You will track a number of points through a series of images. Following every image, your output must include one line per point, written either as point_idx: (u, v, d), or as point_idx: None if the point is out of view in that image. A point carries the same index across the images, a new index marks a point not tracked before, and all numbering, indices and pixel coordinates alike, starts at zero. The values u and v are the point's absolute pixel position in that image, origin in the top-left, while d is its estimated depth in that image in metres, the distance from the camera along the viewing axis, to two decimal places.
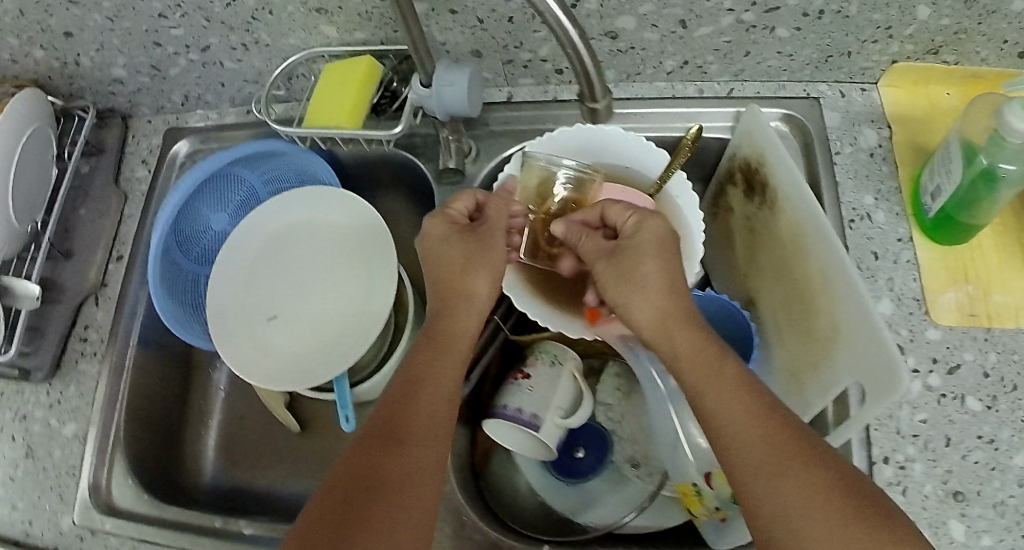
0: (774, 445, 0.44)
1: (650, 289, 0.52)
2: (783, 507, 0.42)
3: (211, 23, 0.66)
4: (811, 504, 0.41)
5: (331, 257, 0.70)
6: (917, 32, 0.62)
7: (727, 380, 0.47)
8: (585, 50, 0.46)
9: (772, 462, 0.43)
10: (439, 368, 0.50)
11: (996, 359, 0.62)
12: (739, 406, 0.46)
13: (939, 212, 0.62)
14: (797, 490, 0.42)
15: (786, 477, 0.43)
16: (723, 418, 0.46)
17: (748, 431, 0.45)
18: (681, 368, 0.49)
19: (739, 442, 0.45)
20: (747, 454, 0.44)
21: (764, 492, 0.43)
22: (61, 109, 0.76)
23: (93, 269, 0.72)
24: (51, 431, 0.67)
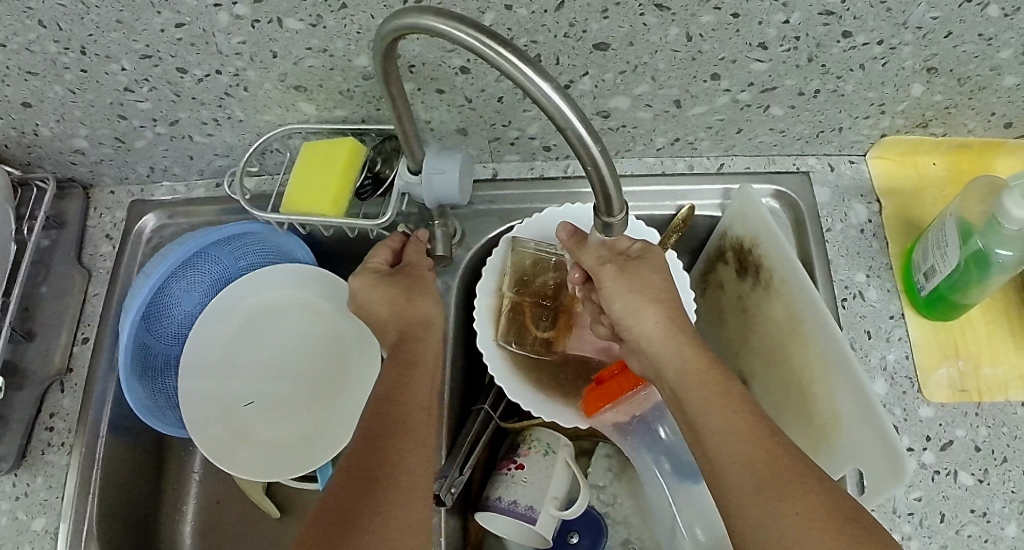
0: (771, 463, 0.43)
1: (648, 307, 0.52)
2: (755, 508, 0.42)
3: (181, 98, 0.62)
4: (808, 523, 0.41)
5: (308, 337, 0.69)
6: (909, 107, 0.62)
7: (718, 396, 0.47)
8: (609, 173, 0.42)
9: (768, 477, 0.43)
10: (414, 382, 0.51)
11: (987, 434, 0.61)
12: (723, 419, 0.46)
13: (933, 291, 0.62)
14: (794, 509, 0.41)
15: (783, 496, 0.42)
16: (722, 435, 0.46)
17: (741, 446, 0.45)
18: (684, 387, 0.49)
19: (732, 458, 0.45)
20: (743, 471, 0.44)
21: (759, 507, 0.42)
22: (18, 179, 0.71)
23: (59, 353, 0.69)
24: (18, 526, 0.62)
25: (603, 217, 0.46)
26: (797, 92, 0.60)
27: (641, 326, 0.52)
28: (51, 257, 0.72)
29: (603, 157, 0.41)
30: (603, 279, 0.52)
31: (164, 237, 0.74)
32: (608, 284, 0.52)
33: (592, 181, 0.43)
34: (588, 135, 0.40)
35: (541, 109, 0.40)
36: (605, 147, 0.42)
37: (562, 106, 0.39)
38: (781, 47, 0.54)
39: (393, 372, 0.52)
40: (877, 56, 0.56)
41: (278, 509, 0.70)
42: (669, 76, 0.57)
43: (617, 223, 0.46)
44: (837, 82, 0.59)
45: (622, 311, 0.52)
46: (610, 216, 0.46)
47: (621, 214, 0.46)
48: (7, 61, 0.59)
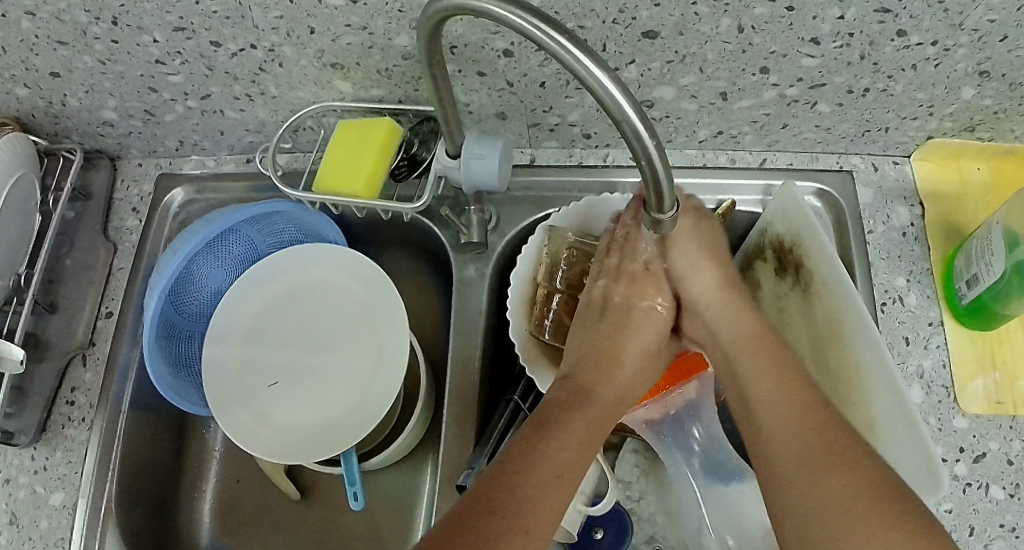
0: (815, 430, 0.43)
1: (707, 272, 0.53)
2: (801, 471, 0.42)
3: (213, 72, 0.61)
4: (849, 499, 0.40)
5: (334, 320, 0.67)
6: (958, 110, 0.60)
7: (768, 365, 0.48)
8: (665, 168, 0.39)
9: (818, 449, 0.42)
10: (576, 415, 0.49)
11: (1021, 447, 0.60)
12: (772, 386, 0.47)
13: (975, 300, 0.60)
14: (837, 475, 0.41)
15: (830, 471, 0.41)
16: (776, 405, 0.46)
17: (788, 413, 0.45)
18: (735, 352, 0.50)
19: (781, 422, 0.45)
20: (790, 437, 0.44)
21: (804, 473, 0.42)
22: (44, 149, 0.71)
23: (81, 327, 0.68)
24: (37, 499, 0.63)
25: (654, 213, 0.43)
26: (846, 90, 0.58)
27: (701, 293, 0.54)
28: (76, 229, 0.72)
29: (659, 155, 0.38)
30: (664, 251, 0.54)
31: (192, 213, 0.73)
32: (682, 237, 0.53)
33: (645, 176, 0.40)
34: (644, 129, 0.37)
35: (592, 95, 0.37)
36: (662, 144, 0.39)
37: (616, 97, 0.37)
38: (833, 43, 0.53)
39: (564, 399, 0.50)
40: (930, 57, 0.54)
41: (298, 492, 0.69)
42: (717, 68, 0.56)
43: (668, 221, 0.43)
44: (887, 82, 0.57)
45: (684, 267, 0.54)
46: (661, 212, 0.43)
47: (672, 212, 0.43)
48: (38, 30, 0.58)
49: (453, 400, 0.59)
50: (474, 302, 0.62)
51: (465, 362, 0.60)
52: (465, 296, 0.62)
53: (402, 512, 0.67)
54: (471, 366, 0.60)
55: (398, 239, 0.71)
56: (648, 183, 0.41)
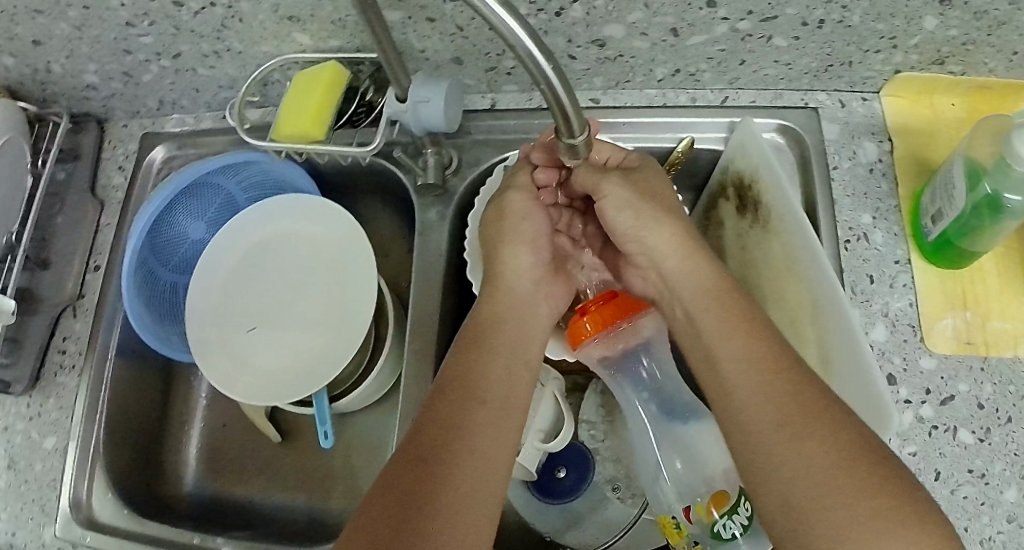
0: (791, 395, 0.41)
1: (659, 218, 0.52)
2: (776, 444, 0.40)
3: (180, 32, 0.63)
4: (832, 465, 0.38)
5: (309, 270, 0.69)
6: (923, 42, 0.59)
7: (734, 320, 0.46)
8: (568, 97, 0.40)
9: (787, 417, 0.41)
10: (463, 413, 0.46)
11: (992, 391, 0.59)
12: (737, 350, 0.45)
13: (940, 236, 0.59)
14: (816, 447, 0.39)
15: (806, 432, 0.40)
16: (741, 364, 0.44)
17: (759, 373, 0.43)
18: (699, 304, 0.49)
19: (753, 383, 0.43)
20: (765, 405, 0.42)
21: (781, 446, 0.40)
22: (34, 114, 0.74)
23: (71, 280, 0.72)
24: (32, 444, 0.66)
25: (567, 138, 0.44)
26: (800, 22, 0.57)
27: (657, 244, 0.52)
28: (65, 188, 0.75)
29: (558, 77, 0.38)
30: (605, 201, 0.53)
31: (173, 169, 0.75)
32: (612, 194, 0.53)
33: (547, 99, 0.40)
34: (541, 55, 0.37)
35: (491, 26, 0.36)
36: (561, 65, 0.38)
37: (512, 25, 0.36)
38: None
39: (467, 351, 0.50)
40: None
41: (280, 437, 0.71)
42: (662, 3, 0.55)
43: (579, 144, 0.44)
44: (843, 13, 0.56)
45: (628, 220, 0.53)
46: (572, 137, 0.44)
47: (584, 135, 0.44)
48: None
49: (414, 343, 0.60)
50: (434, 244, 0.63)
51: (425, 306, 0.61)
52: (426, 239, 0.63)
53: (376, 453, 0.69)
54: (431, 308, 0.61)
55: (370, 188, 0.73)
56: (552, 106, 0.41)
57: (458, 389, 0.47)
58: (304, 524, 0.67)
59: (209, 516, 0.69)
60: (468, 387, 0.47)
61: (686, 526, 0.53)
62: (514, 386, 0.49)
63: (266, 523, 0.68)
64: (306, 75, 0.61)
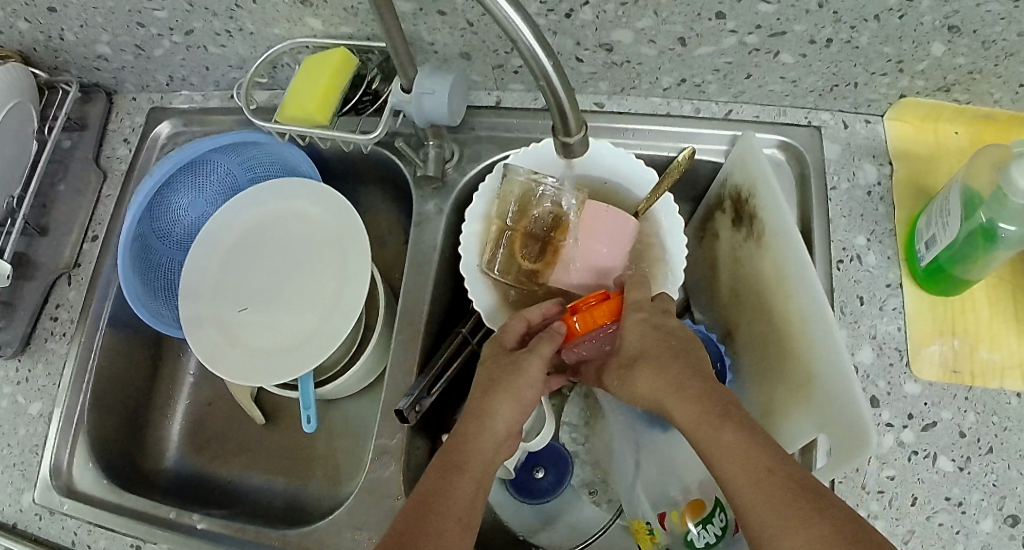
0: (764, 487, 0.40)
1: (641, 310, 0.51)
2: (769, 543, 0.39)
3: (194, 9, 0.63)
4: (828, 549, 0.38)
5: (304, 252, 0.69)
6: (929, 68, 0.59)
7: (697, 403, 0.45)
8: (564, 92, 0.41)
9: (769, 516, 0.40)
10: (451, 487, 0.46)
11: (974, 420, 0.59)
12: (716, 437, 0.43)
13: (933, 262, 0.59)
14: (796, 539, 0.38)
15: (787, 527, 0.39)
16: (716, 462, 0.42)
17: (733, 463, 0.42)
18: (659, 398, 0.47)
19: (733, 475, 0.42)
20: (748, 496, 0.41)
21: (771, 546, 0.39)
22: (45, 81, 0.74)
23: (69, 248, 0.72)
24: (18, 407, 0.67)
25: (562, 137, 0.47)
26: (808, 40, 0.57)
27: (630, 343, 0.50)
28: (70, 156, 0.75)
29: (556, 73, 0.40)
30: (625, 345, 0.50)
31: (178, 144, 0.76)
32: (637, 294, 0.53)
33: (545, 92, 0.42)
34: (541, 50, 0.39)
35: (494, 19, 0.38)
36: (560, 62, 0.41)
37: (514, 19, 0.37)
38: None
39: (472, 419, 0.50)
40: (893, 7, 0.53)
41: (265, 418, 0.72)
42: (672, 12, 0.55)
43: (575, 143, 0.46)
44: (850, 33, 0.56)
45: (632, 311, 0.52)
46: (567, 135, 0.46)
47: (579, 133, 0.46)
48: None
49: (402, 334, 0.61)
50: (430, 235, 0.64)
51: (416, 298, 0.62)
52: (422, 232, 0.63)
53: (359, 441, 0.69)
54: (422, 300, 0.62)
55: (372, 177, 0.73)
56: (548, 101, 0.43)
57: (452, 463, 0.48)
58: (281, 507, 0.67)
59: (189, 492, 0.70)
60: (461, 453, 0.48)
61: (659, 532, 0.54)
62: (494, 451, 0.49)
63: (244, 502, 0.68)
64: (315, 59, 0.61)
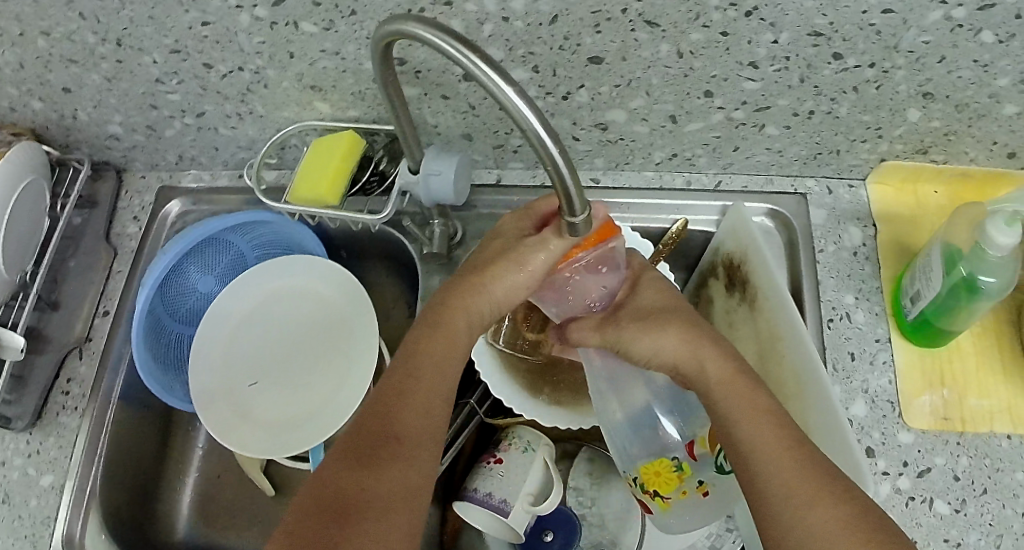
0: (802, 472, 0.44)
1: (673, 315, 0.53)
2: (791, 515, 0.43)
3: (207, 92, 0.66)
4: (843, 532, 0.41)
5: (311, 327, 0.71)
6: (906, 132, 0.63)
7: (743, 384, 0.48)
8: (571, 174, 0.40)
9: (798, 488, 0.43)
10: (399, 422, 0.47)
11: (967, 463, 0.62)
12: (752, 413, 0.47)
13: (918, 316, 0.62)
14: (824, 518, 0.42)
15: (820, 500, 0.42)
16: (754, 433, 0.46)
17: (767, 437, 0.45)
18: (713, 390, 0.49)
19: (761, 450, 0.45)
20: (778, 462, 0.44)
21: (790, 514, 0.43)
22: (56, 159, 0.76)
23: (80, 323, 0.73)
24: (28, 480, 0.67)
25: (568, 217, 0.44)
26: (791, 112, 0.61)
27: (662, 350, 0.51)
28: (81, 233, 0.77)
29: (563, 158, 0.39)
30: (616, 335, 0.54)
31: (188, 223, 0.78)
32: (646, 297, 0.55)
33: (553, 181, 0.40)
34: (548, 135, 0.38)
35: (504, 109, 0.38)
36: (566, 147, 0.39)
37: (520, 105, 0.38)
38: (771, 67, 0.56)
39: (401, 363, 0.50)
40: (869, 79, 0.57)
41: (273, 488, 0.73)
42: (663, 92, 0.59)
43: (579, 221, 0.44)
44: (831, 104, 0.60)
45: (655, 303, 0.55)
46: (574, 216, 0.43)
47: (586, 215, 0.43)
48: (51, 49, 0.63)
49: None
50: None
51: None
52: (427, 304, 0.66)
53: None
54: None
55: (375, 251, 0.76)
56: (558, 188, 0.40)
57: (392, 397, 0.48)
58: None
59: None
60: (399, 402, 0.48)
61: (689, 479, 0.56)
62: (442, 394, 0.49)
63: None
64: (323, 142, 0.64)
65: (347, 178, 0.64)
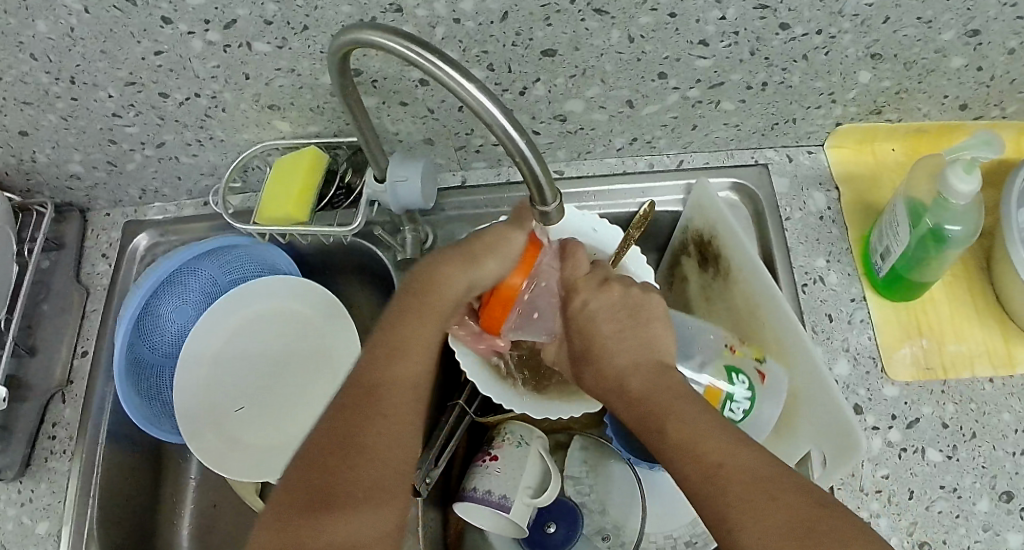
0: (724, 479, 0.40)
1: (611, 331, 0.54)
2: (726, 533, 0.39)
3: (165, 121, 0.66)
4: (777, 538, 0.37)
5: (291, 351, 0.72)
6: (859, 94, 0.64)
7: (666, 397, 0.47)
8: (541, 163, 0.42)
9: (725, 498, 0.40)
10: (373, 410, 0.48)
11: (954, 410, 0.63)
12: (678, 423, 0.45)
13: (890, 271, 0.64)
14: (757, 527, 0.38)
15: (749, 510, 0.39)
16: (679, 445, 0.43)
17: (692, 449, 0.43)
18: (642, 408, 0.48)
19: (687, 463, 0.42)
20: (701, 473, 0.41)
21: (726, 532, 0.39)
22: (18, 204, 0.76)
23: (60, 366, 0.73)
24: (24, 530, 0.66)
25: (539, 206, 0.46)
26: (745, 86, 0.62)
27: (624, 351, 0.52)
28: (51, 276, 0.77)
29: (532, 151, 0.42)
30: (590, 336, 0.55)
31: (158, 255, 0.78)
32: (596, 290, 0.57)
33: (522, 170, 0.43)
34: (514, 129, 0.41)
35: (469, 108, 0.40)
36: (533, 138, 0.42)
37: (486, 104, 0.40)
38: (721, 43, 0.57)
39: (373, 362, 0.51)
40: (818, 46, 0.58)
41: None
42: (618, 78, 0.60)
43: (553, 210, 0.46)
44: (783, 74, 0.61)
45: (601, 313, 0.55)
46: (545, 206, 0.46)
47: (557, 203, 0.46)
48: (4, 93, 0.63)
49: None
50: None
51: None
52: None
53: None
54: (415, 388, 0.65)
55: (351, 265, 0.76)
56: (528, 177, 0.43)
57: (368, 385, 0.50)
58: None
59: None
60: (375, 391, 0.49)
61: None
62: (415, 384, 0.51)
63: None
64: (285, 161, 0.65)
65: (314, 194, 0.64)
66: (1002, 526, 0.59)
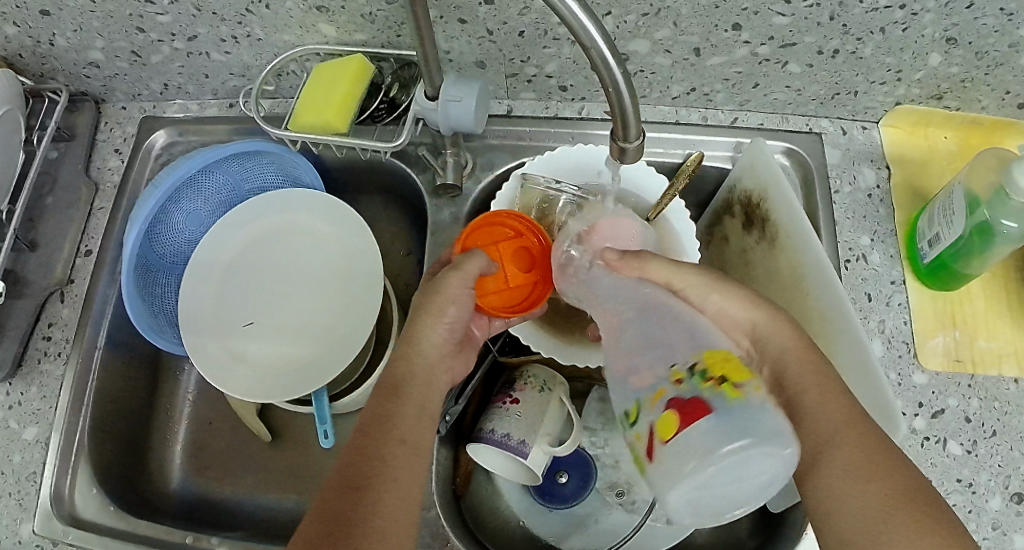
0: (859, 443, 0.42)
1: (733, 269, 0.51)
2: (844, 490, 0.41)
3: (201, 13, 0.61)
4: (895, 509, 0.40)
5: (308, 267, 0.68)
6: (926, 76, 0.62)
7: (802, 347, 0.46)
8: (628, 91, 0.39)
9: (855, 461, 0.42)
10: (400, 411, 0.48)
11: (978, 406, 0.62)
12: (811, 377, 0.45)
13: (936, 259, 0.62)
14: (880, 492, 0.41)
15: (873, 476, 0.41)
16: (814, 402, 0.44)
17: (829, 408, 0.44)
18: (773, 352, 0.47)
19: (821, 419, 0.43)
20: (835, 432, 0.43)
21: (846, 487, 0.41)
22: (29, 89, 0.71)
23: (60, 265, 0.69)
24: (11, 433, 0.64)
25: (619, 142, 0.43)
26: (816, 50, 0.60)
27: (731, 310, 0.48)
28: (58, 168, 0.72)
29: (625, 82, 0.38)
30: (688, 274, 0.49)
31: (174, 155, 0.74)
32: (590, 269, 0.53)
33: (611, 101, 0.40)
34: (612, 56, 0.37)
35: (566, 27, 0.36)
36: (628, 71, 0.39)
37: (588, 26, 0.36)
38: (803, 2, 0.54)
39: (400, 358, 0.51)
40: (898, 20, 0.56)
41: (270, 435, 0.69)
42: (691, 23, 0.57)
43: (631, 148, 0.43)
44: (857, 44, 0.59)
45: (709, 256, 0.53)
46: (625, 141, 0.43)
47: (638, 140, 0.43)
48: None
49: None
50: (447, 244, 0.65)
51: None
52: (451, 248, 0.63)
53: None
54: None
55: (383, 189, 0.73)
56: (613, 107, 0.40)
57: (393, 387, 0.49)
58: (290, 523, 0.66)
59: (195, 517, 0.67)
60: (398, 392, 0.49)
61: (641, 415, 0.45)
62: (432, 385, 0.51)
63: (252, 524, 0.66)
64: (329, 67, 0.61)
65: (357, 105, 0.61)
66: (1010, 526, 0.58)
